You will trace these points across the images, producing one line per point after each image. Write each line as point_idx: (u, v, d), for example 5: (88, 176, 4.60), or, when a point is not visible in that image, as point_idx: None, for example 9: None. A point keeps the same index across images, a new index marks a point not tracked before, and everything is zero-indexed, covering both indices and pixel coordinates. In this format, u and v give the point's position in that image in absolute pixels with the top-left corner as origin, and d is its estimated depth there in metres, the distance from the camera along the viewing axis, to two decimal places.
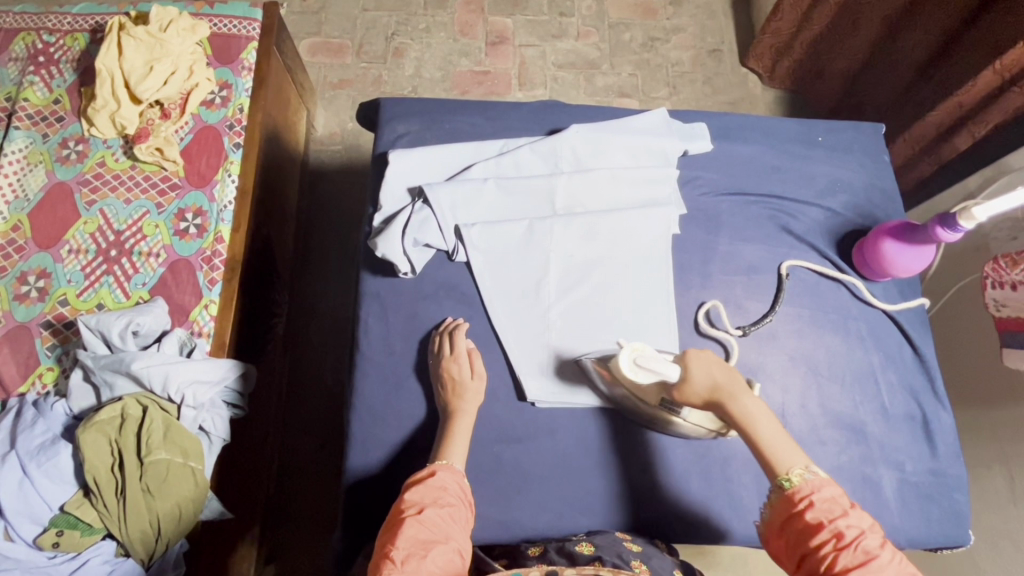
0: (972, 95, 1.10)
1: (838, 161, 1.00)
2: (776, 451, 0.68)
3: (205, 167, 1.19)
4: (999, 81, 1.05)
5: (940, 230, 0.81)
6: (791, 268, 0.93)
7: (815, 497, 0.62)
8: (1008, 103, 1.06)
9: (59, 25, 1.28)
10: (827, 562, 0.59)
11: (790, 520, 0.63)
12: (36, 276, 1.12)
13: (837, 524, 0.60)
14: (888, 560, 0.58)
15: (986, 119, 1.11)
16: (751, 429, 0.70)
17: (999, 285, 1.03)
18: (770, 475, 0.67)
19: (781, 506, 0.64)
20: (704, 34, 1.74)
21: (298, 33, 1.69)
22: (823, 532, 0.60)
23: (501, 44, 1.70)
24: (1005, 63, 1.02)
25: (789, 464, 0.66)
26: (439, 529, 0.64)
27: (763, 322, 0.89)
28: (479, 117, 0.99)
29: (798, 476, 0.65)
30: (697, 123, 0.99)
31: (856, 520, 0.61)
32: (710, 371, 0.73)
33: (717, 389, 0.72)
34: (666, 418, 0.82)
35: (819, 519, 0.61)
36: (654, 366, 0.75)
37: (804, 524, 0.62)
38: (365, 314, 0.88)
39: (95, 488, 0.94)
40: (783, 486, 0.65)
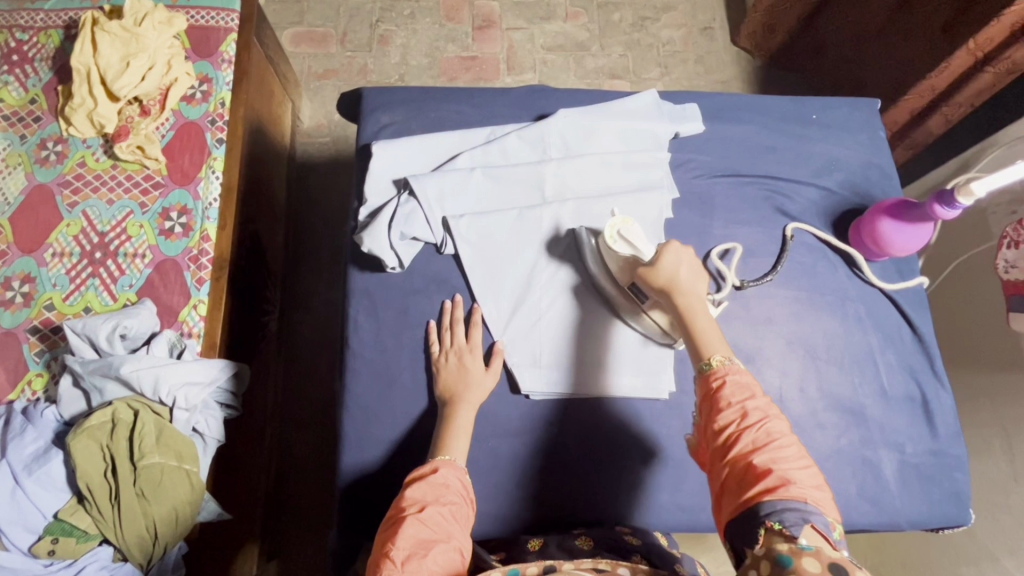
0: (945, 76, 1.15)
1: (833, 139, 0.97)
2: (706, 338, 0.67)
3: (188, 164, 1.16)
4: (974, 61, 1.09)
5: (938, 208, 0.79)
6: (796, 231, 0.92)
7: (728, 379, 0.62)
8: (982, 81, 1.10)
9: (32, 22, 1.24)
10: (732, 445, 0.59)
11: (701, 405, 0.63)
12: (20, 281, 1.09)
13: (744, 406, 0.60)
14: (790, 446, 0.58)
15: (960, 99, 1.15)
16: (690, 315, 0.70)
17: (1016, 244, 1.00)
18: (695, 360, 0.67)
19: (700, 390, 0.64)
20: (695, 12, 1.71)
21: (279, 23, 1.65)
22: (731, 416, 0.60)
23: (488, 28, 1.66)
24: (979, 44, 1.06)
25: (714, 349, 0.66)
26: (441, 527, 0.62)
27: (765, 280, 0.89)
28: (465, 104, 0.97)
29: (717, 360, 0.64)
30: (689, 105, 0.97)
31: (762, 405, 0.60)
32: (678, 260, 0.75)
33: (676, 275, 0.74)
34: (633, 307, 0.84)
35: (726, 402, 0.61)
36: (633, 240, 0.81)
37: (714, 406, 0.61)
38: (355, 310, 0.87)
39: (89, 494, 0.93)
40: (704, 368, 0.65)
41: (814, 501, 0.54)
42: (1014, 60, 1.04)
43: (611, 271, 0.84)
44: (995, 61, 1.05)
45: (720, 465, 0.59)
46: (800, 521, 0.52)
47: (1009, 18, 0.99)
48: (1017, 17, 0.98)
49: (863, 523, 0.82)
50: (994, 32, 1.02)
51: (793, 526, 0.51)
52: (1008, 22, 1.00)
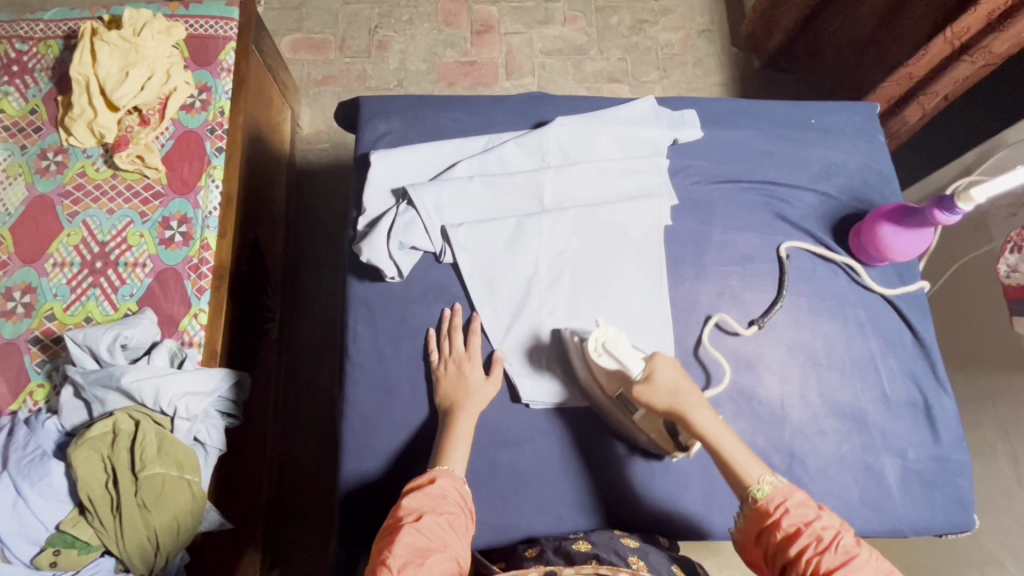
0: (922, 66, 1.14)
1: (832, 144, 0.97)
2: (741, 464, 0.68)
3: (188, 173, 1.17)
4: (952, 50, 1.08)
5: (938, 213, 0.79)
6: (791, 249, 0.91)
7: (789, 504, 0.64)
8: (959, 71, 1.09)
9: (31, 32, 1.25)
10: (811, 569, 0.60)
11: (766, 530, 0.64)
12: (21, 291, 1.10)
13: (814, 528, 0.62)
14: (867, 558, 0.60)
15: (937, 90, 1.14)
16: (718, 444, 0.70)
17: (1019, 248, 0.98)
18: (741, 487, 0.68)
19: (755, 517, 0.65)
20: (693, 15, 1.71)
21: (278, 30, 1.65)
22: (803, 539, 0.62)
23: (487, 32, 1.66)
24: (957, 32, 1.04)
25: (759, 473, 0.67)
26: (437, 536, 0.62)
27: (775, 311, 0.88)
28: (462, 112, 0.97)
29: (768, 484, 0.66)
30: (686, 110, 0.96)
31: (829, 521, 0.63)
32: (675, 374, 0.72)
33: (680, 393, 0.71)
34: (623, 416, 0.81)
35: (795, 527, 0.62)
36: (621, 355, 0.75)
37: (783, 532, 0.63)
38: (354, 320, 0.86)
39: (91, 505, 0.93)
40: (755, 498, 0.66)
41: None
42: (992, 51, 1.03)
43: (596, 378, 0.80)
44: (973, 50, 1.05)
45: None
46: None
47: (987, 4, 0.98)
48: (996, 4, 0.98)
49: (865, 530, 0.81)
50: (972, 20, 1.01)
51: None
52: (987, 9, 0.99)
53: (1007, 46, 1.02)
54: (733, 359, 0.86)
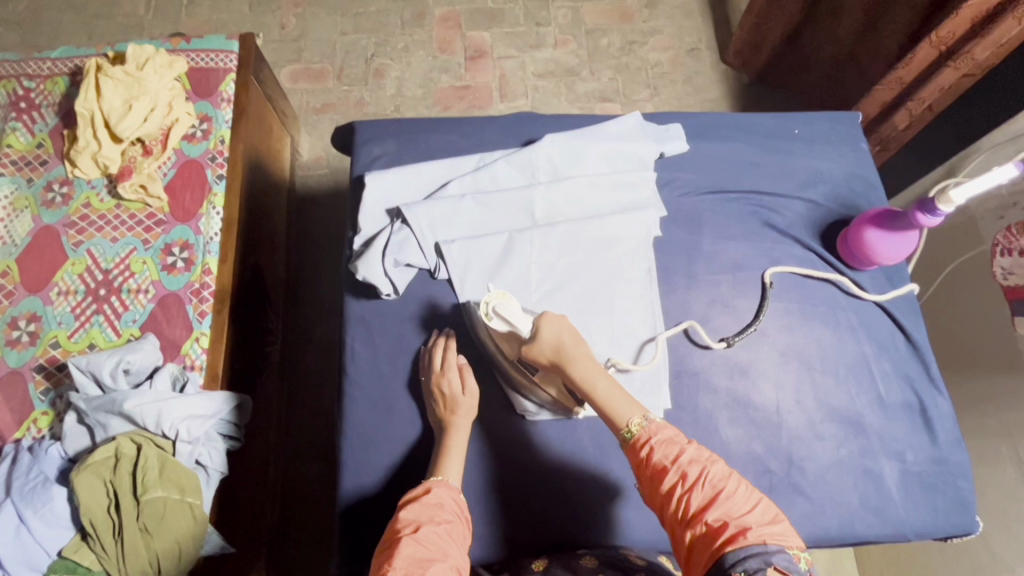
0: (911, 70, 1.14)
1: (817, 153, 0.99)
2: (615, 407, 0.71)
3: (189, 201, 1.19)
4: (938, 55, 1.08)
5: (921, 216, 0.80)
6: (775, 275, 0.92)
7: (653, 442, 0.65)
8: (943, 79, 1.10)
9: (39, 70, 1.29)
10: (682, 505, 0.61)
11: (640, 470, 0.65)
12: (26, 320, 1.12)
13: (680, 465, 0.62)
14: (735, 490, 0.60)
15: (923, 96, 1.14)
16: (590, 387, 0.73)
17: (1009, 252, 0.99)
18: (614, 429, 0.70)
19: (630, 458, 0.67)
20: (681, 35, 1.75)
21: (278, 61, 1.70)
22: (670, 475, 0.62)
23: (481, 58, 1.71)
24: (941, 38, 1.06)
25: (628, 415, 0.69)
26: (436, 546, 0.62)
27: (749, 331, 0.88)
28: (455, 133, 0.99)
29: (636, 425, 0.67)
30: (673, 125, 0.99)
31: (696, 455, 0.63)
32: (557, 330, 0.76)
33: (560, 346, 0.75)
34: (523, 377, 0.85)
35: (662, 463, 0.63)
36: (509, 316, 0.79)
37: (652, 471, 0.64)
38: (351, 337, 0.88)
39: (94, 530, 0.94)
40: (627, 438, 0.67)
41: (770, 537, 0.56)
42: (976, 57, 1.04)
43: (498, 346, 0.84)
44: (957, 57, 1.05)
45: (678, 527, 0.61)
46: (761, 564, 0.53)
47: (970, 10, 1.00)
48: (978, 10, 0.99)
49: (867, 535, 0.81)
50: (956, 25, 1.03)
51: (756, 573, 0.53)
52: (969, 14, 1.01)
53: (990, 53, 1.03)
54: (728, 365, 0.87)
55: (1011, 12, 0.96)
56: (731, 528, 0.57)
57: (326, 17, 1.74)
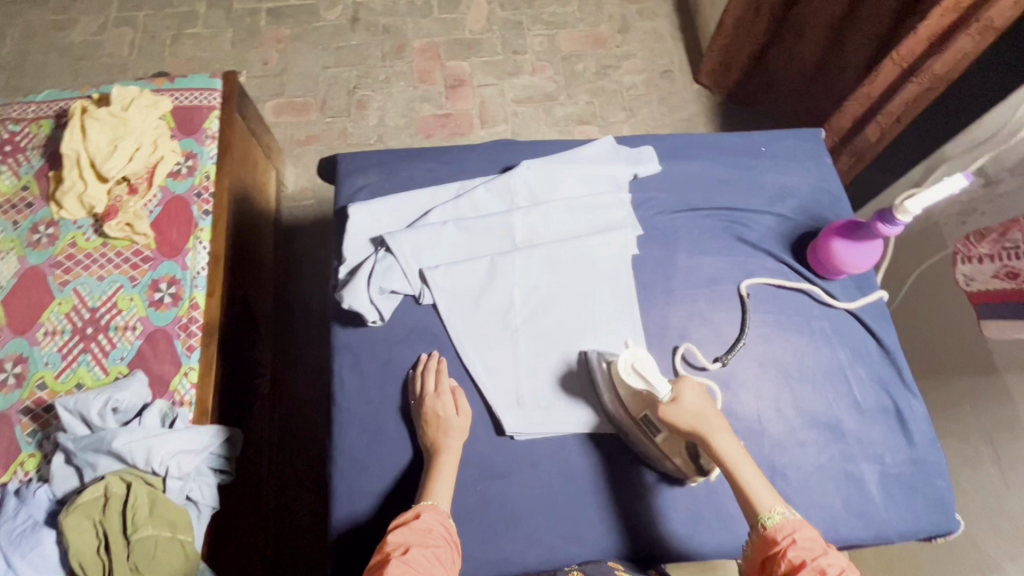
0: (878, 85, 1.20)
1: (783, 169, 1.04)
2: (756, 492, 0.70)
3: (176, 237, 1.21)
4: (900, 71, 1.14)
5: (881, 226, 0.84)
6: (751, 287, 0.95)
7: (797, 535, 0.64)
8: (907, 93, 1.14)
9: (24, 114, 1.31)
10: None
11: (770, 560, 0.65)
12: (13, 362, 1.12)
13: (819, 562, 0.62)
14: None
15: (891, 110, 1.18)
16: (734, 466, 0.72)
17: (969, 259, 1.02)
18: (752, 515, 0.69)
19: (762, 545, 0.66)
20: (654, 58, 1.82)
21: (262, 96, 1.74)
22: (805, 570, 0.62)
23: (460, 86, 1.76)
24: (902, 55, 1.12)
25: (770, 503, 0.69)
26: (424, 568, 0.64)
27: (737, 348, 0.90)
28: (435, 162, 1.03)
29: (778, 515, 0.67)
30: (644, 147, 1.03)
31: (837, 559, 0.62)
32: (700, 399, 0.75)
33: (704, 415, 0.74)
34: (647, 440, 0.82)
35: (800, 559, 0.63)
36: (646, 376, 0.77)
37: (788, 563, 0.63)
38: (339, 365, 0.89)
39: (83, 572, 0.93)
40: (764, 525, 0.67)
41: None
42: (936, 72, 1.08)
43: (624, 403, 0.83)
44: (918, 72, 1.10)
45: None
46: None
47: (926, 29, 1.06)
48: (935, 28, 1.05)
49: (852, 538, 0.83)
50: (914, 43, 1.09)
51: None
52: (926, 33, 1.07)
53: (949, 68, 1.07)
54: (708, 377, 0.89)
55: (964, 29, 1.01)
56: None
57: (308, 52, 1.79)
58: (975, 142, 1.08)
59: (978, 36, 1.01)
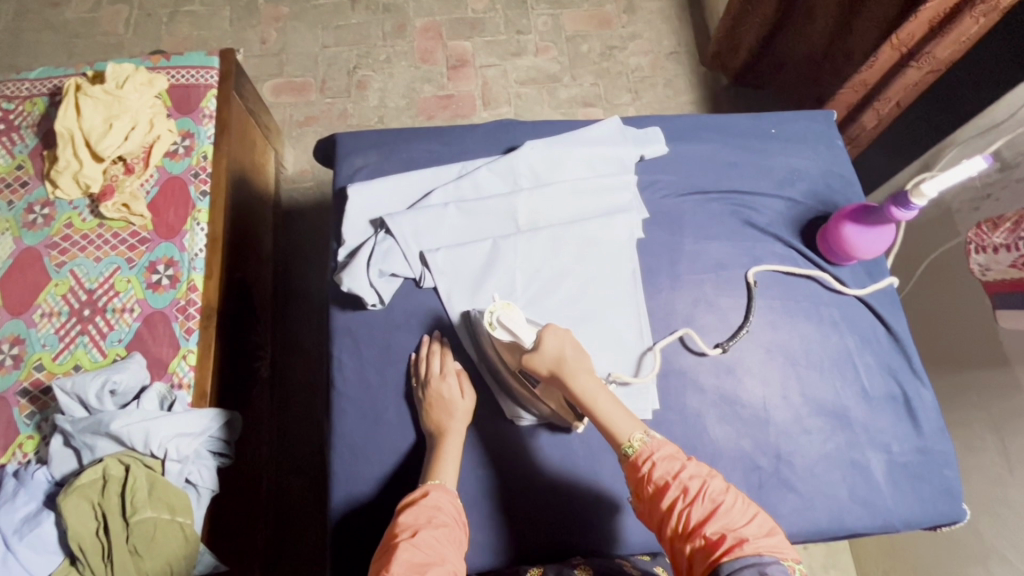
0: (875, 72, 1.15)
1: (794, 151, 1.01)
2: (616, 422, 0.71)
3: (173, 218, 1.19)
4: (899, 57, 1.10)
5: (895, 210, 0.81)
6: (758, 273, 0.93)
7: (654, 457, 0.66)
8: (907, 78, 1.11)
9: (18, 91, 1.29)
10: (683, 519, 0.62)
11: (640, 485, 0.67)
12: (10, 344, 1.11)
13: (681, 480, 0.64)
14: (733, 505, 0.62)
15: (889, 96, 1.15)
16: (591, 402, 0.73)
17: (983, 249, 0.93)
18: (616, 446, 0.70)
19: (630, 474, 0.68)
20: (661, 39, 1.78)
21: (260, 76, 1.71)
22: (672, 491, 0.64)
23: (463, 67, 1.72)
24: (901, 39, 1.07)
25: (629, 431, 0.70)
26: (433, 549, 0.63)
27: (741, 334, 0.88)
28: (436, 143, 1.00)
29: (638, 441, 0.69)
30: (651, 128, 1.00)
31: (696, 471, 0.65)
32: (561, 342, 0.75)
33: (559, 357, 0.75)
34: (524, 388, 0.84)
35: (664, 480, 0.65)
36: (511, 326, 0.78)
37: (654, 488, 0.65)
38: (338, 349, 0.88)
39: (82, 554, 0.93)
40: (627, 454, 0.69)
41: (769, 552, 0.57)
42: (936, 56, 1.05)
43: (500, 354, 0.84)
44: (918, 57, 1.07)
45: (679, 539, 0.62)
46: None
47: (928, 11, 1.01)
48: (936, 10, 1.00)
49: (857, 526, 0.82)
50: (915, 27, 1.04)
51: None
52: (927, 15, 1.02)
53: (950, 51, 1.04)
54: (714, 364, 0.88)
55: (968, 13, 0.97)
56: (732, 541, 0.59)
57: (307, 31, 1.75)
58: (990, 124, 1.06)
59: (982, 18, 0.97)
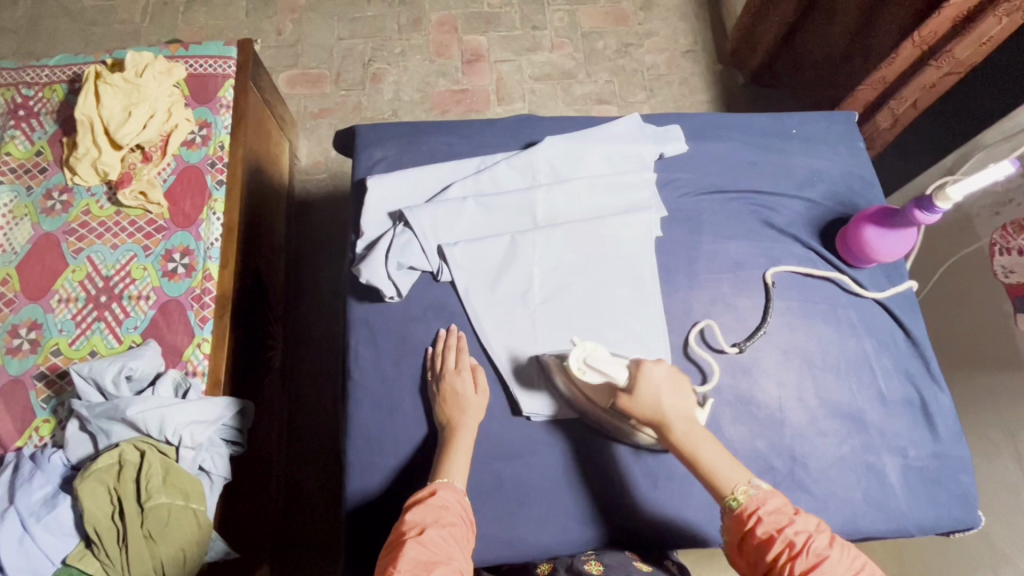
0: (895, 68, 1.15)
1: (814, 152, 1.00)
2: (720, 473, 0.71)
3: (189, 207, 1.19)
4: (920, 55, 1.10)
5: (918, 213, 0.81)
6: (775, 275, 0.92)
7: (761, 510, 0.65)
8: (926, 77, 1.11)
9: (38, 78, 1.30)
10: (787, 573, 0.61)
11: (744, 538, 0.65)
12: (27, 328, 1.12)
13: (786, 533, 0.62)
14: (840, 560, 0.60)
15: (906, 95, 1.15)
16: (693, 451, 0.73)
17: (1007, 251, 1.01)
18: (719, 499, 0.70)
19: (733, 525, 0.67)
20: (677, 37, 1.77)
21: (275, 67, 1.71)
22: (776, 544, 0.62)
23: (478, 61, 1.72)
24: (923, 36, 1.07)
25: (734, 483, 0.69)
26: (440, 549, 0.63)
27: (758, 335, 0.88)
28: (455, 137, 1.00)
29: (743, 493, 0.68)
30: (671, 126, 1.00)
31: (802, 525, 0.63)
32: (655, 386, 0.75)
33: (658, 401, 0.74)
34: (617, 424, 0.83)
35: (769, 533, 0.63)
36: (604, 367, 0.77)
37: (759, 540, 0.64)
38: (355, 340, 0.88)
39: (97, 537, 0.94)
40: (732, 506, 0.68)
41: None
42: (956, 56, 1.05)
43: (587, 394, 0.82)
44: (939, 55, 1.06)
45: None
46: None
47: (950, 9, 1.01)
48: (959, 9, 1.01)
49: (871, 530, 0.82)
50: (937, 24, 1.04)
51: None
52: (950, 14, 1.02)
53: (970, 51, 1.04)
54: (730, 364, 0.87)
55: (993, 11, 0.97)
56: None
57: (323, 23, 1.75)
58: (1016, 129, 1.05)
59: (1005, 17, 0.98)
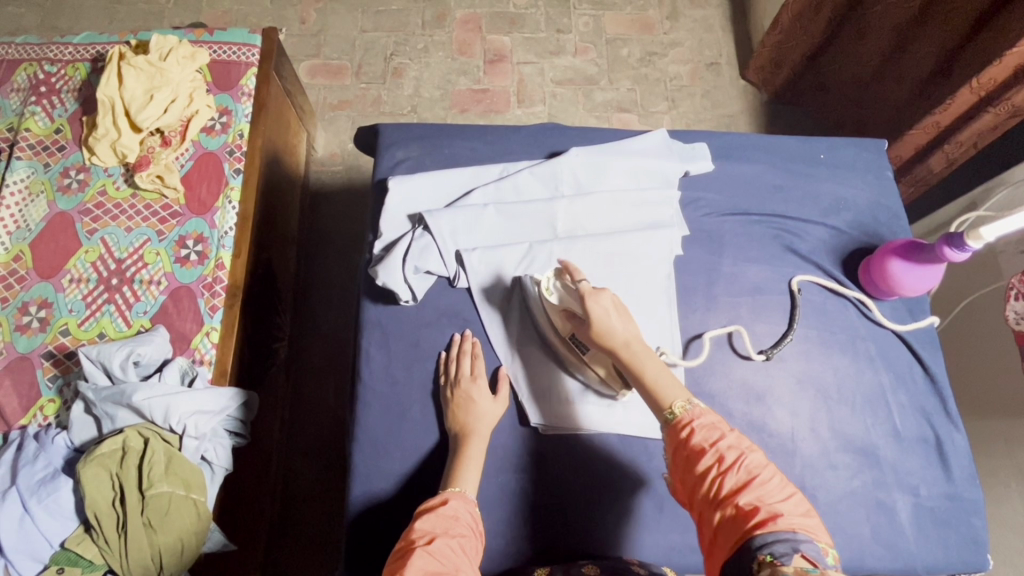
0: (948, 115, 1.13)
1: (842, 179, 0.99)
2: (662, 389, 0.71)
3: (205, 194, 1.19)
4: (976, 100, 1.07)
5: (947, 249, 0.80)
6: (802, 283, 0.92)
7: (695, 424, 0.65)
8: (981, 123, 1.09)
9: (61, 55, 1.29)
10: (716, 488, 0.61)
11: (678, 451, 0.65)
12: (37, 306, 1.11)
13: (718, 449, 0.62)
14: (771, 479, 0.60)
15: (962, 139, 1.14)
16: (640, 371, 0.72)
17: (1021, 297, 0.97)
18: (658, 412, 0.70)
19: (670, 438, 0.67)
20: (702, 48, 1.75)
21: (297, 55, 1.70)
22: (707, 458, 0.62)
23: (500, 62, 1.71)
24: (981, 82, 1.05)
25: (674, 397, 0.69)
26: (448, 559, 0.62)
27: (783, 343, 0.88)
28: (479, 142, 0.99)
29: (680, 408, 0.68)
30: (698, 144, 0.99)
31: (735, 442, 0.63)
32: (607, 310, 0.75)
33: (599, 324, 0.74)
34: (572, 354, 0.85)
35: (702, 446, 0.63)
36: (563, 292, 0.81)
37: (691, 454, 0.64)
38: (367, 342, 0.87)
39: (97, 523, 0.93)
40: (669, 419, 0.68)
41: (803, 530, 0.55)
42: (1015, 103, 1.03)
43: (552, 320, 0.84)
44: (996, 102, 1.04)
45: (710, 511, 0.61)
46: (790, 550, 0.53)
47: (1012, 58, 0.99)
48: (1022, 57, 0.98)
49: (877, 567, 0.80)
50: (997, 71, 1.01)
51: (782, 556, 0.52)
52: (1012, 61, 0.99)
53: None
54: (744, 391, 0.86)
55: None
56: (766, 514, 0.56)
57: (346, 14, 1.74)
58: None
59: None
